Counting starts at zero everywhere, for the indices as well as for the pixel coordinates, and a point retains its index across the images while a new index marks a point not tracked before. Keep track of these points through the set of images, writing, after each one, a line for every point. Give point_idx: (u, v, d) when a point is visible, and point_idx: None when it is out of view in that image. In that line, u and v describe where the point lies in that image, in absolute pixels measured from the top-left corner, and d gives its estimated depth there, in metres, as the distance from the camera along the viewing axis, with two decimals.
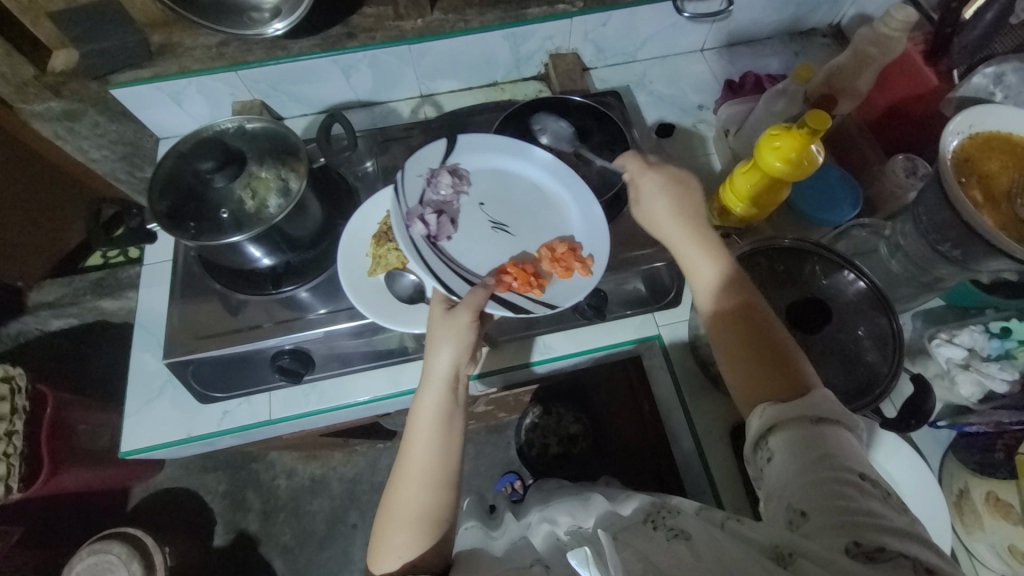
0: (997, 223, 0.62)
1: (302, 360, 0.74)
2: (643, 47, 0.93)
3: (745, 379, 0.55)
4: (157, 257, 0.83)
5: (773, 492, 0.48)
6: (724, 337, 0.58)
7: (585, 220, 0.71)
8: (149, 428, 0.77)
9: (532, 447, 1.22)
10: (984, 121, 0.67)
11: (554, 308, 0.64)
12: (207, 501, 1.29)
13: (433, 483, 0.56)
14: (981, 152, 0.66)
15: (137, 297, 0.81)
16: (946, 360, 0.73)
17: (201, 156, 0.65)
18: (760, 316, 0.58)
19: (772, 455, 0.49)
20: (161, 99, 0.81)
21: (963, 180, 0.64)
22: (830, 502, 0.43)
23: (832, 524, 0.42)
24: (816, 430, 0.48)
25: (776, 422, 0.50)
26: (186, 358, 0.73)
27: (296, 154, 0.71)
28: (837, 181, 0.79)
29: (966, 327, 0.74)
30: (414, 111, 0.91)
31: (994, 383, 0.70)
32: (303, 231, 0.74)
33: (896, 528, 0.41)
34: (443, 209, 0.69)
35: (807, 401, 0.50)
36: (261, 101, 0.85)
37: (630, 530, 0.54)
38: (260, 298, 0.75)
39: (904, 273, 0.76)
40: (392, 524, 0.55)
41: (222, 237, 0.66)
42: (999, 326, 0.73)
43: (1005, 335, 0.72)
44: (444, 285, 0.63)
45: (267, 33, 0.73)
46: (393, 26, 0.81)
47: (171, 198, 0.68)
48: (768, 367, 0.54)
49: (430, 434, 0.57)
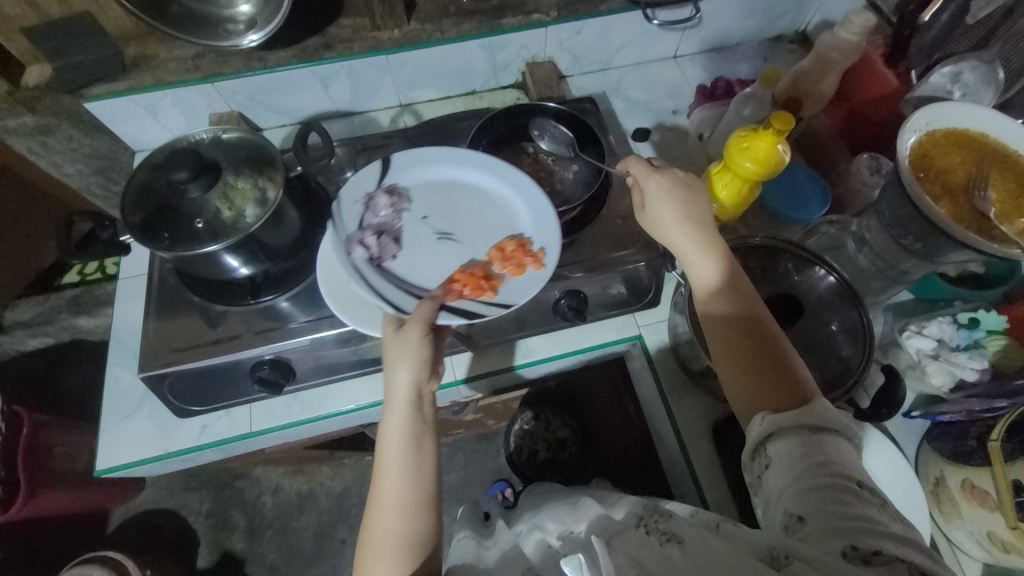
0: (953, 217, 0.60)
1: (284, 370, 0.69)
2: (619, 54, 0.93)
3: (749, 395, 0.53)
4: (132, 271, 0.80)
5: (772, 498, 0.46)
6: (721, 348, 0.56)
7: (535, 220, 0.69)
8: (125, 445, 0.72)
9: (521, 453, 1.19)
10: (940, 117, 0.65)
11: (509, 306, 0.62)
12: (190, 521, 1.26)
13: (410, 506, 0.52)
14: (938, 148, 0.64)
15: (112, 312, 0.78)
16: (917, 352, 0.70)
17: (173, 165, 0.59)
18: (760, 318, 0.55)
19: (768, 463, 0.47)
20: (136, 112, 0.80)
21: (921, 177, 0.62)
22: (827, 507, 0.42)
23: (830, 528, 0.41)
24: (816, 439, 0.46)
25: (776, 428, 0.48)
26: (162, 372, 0.67)
27: (273, 162, 0.66)
28: (806, 180, 0.79)
29: (934, 318, 0.71)
30: (393, 119, 0.90)
31: (965, 372, 0.67)
32: (285, 239, 0.69)
33: (892, 532, 0.40)
34: (384, 230, 0.68)
35: (807, 409, 0.48)
36: (238, 112, 0.83)
37: (622, 534, 0.52)
38: (239, 309, 0.70)
39: (873, 267, 0.74)
40: (371, 557, 0.51)
41: (198, 247, 0.60)
42: (967, 317, 0.70)
43: (973, 326, 0.70)
44: (392, 305, 0.62)
45: (242, 44, 0.71)
46: (370, 37, 0.80)
47: (143, 211, 0.63)
48: (767, 374, 0.52)
49: (400, 455, 0.54)
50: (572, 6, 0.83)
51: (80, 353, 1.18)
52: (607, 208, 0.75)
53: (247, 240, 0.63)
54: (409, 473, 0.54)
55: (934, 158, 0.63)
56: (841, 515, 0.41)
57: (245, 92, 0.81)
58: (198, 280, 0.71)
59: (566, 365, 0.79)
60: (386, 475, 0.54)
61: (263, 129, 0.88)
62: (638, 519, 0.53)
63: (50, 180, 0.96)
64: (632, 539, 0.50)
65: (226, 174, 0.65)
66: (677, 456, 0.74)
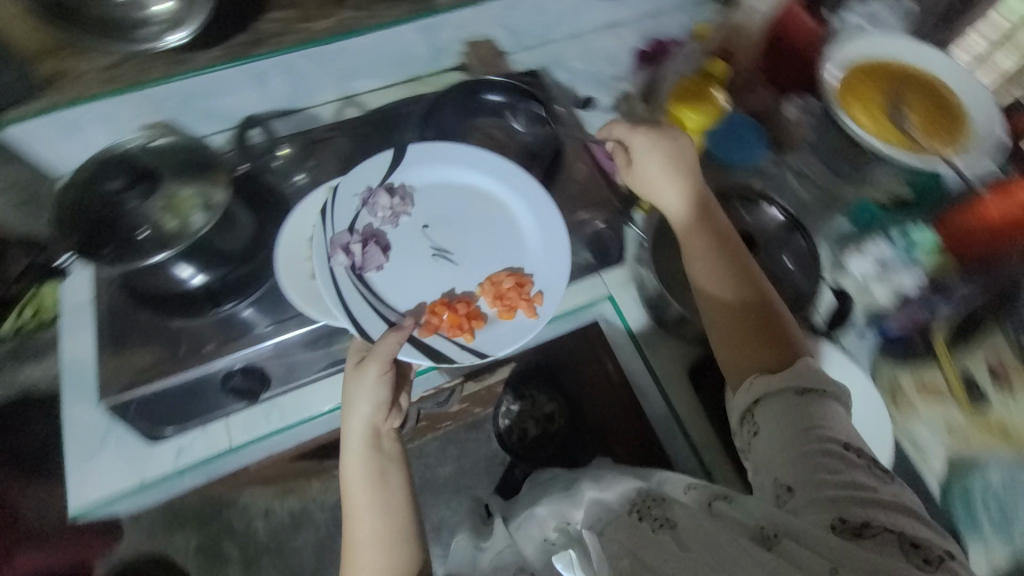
0: (873, 130, 0.76)
1: (257, 378, 0.70)
2: (555, 27, 0.94)
3: (743, 366, 0.61)
4: (76, 302, 0.75)
5: (760, 463, 0.54)
6: (710, 312, 0.64)
7: (545, 241, 0.72)
8: (96, 481, 0.69)
9: (511, 433, 1.21)
10: (855, 54, 0.81)
11: (483, 357, 0.66)
12: (178, 562, 1.21)
13: (388, 539, 0.65)
14: (859, 79, 0.80)
15: (60, 350, 0.74)
16: (862, 272, 0.75)
17: (111, 177, 0.63)
18: (750, 283, 0.64)
19: (757, 429, 0.55)
20: (56, 132, 0.76)
21: (845, 101, 0.78)
22: (816, 478, 0.50)
23: (819, 508, 0.48)
24: (801, 401, 0.54)
25: (761, 395, 0.56)
26: (128, 396, 0.66)
27: (215, 167, 0.64)
28: (744, 125, 0.82)
29: (873, 238, 0.76)
30: (338, 113, 0.87)
31: (904, 282, 0.73)
32: (239, 244, 0.69)
33: (875, 498, 0.48)
34: (374, 237, 0.70)
35: (793, 372, 0.56)
36: (168, 121, 0.80)
37: (618, 519, 0.60)
38: (199, 323, 0.69)
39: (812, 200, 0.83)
40: None
41: (144, 259, 0.58)
42: (901, 234, 0.75)
43: (908, 242, 0.75)
44: (359, 330, 0.65)
45: (163, 45, 0.67)
46: (301, 28, 0.76)
47: (80, 228, 0.60)
48: (755, 344, 0.61)
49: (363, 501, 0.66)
50: None
51: None
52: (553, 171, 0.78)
53: (198, 245, 0.64)
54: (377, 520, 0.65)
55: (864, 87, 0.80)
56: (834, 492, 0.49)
57: (179, 97, 0.78)
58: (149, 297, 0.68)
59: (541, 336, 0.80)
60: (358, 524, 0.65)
61: (202, 137, 0.85)
62: (631, 504, 0.61)
63: None
64: (627, 528, 0.58)
65: (165, 181, 0.63)
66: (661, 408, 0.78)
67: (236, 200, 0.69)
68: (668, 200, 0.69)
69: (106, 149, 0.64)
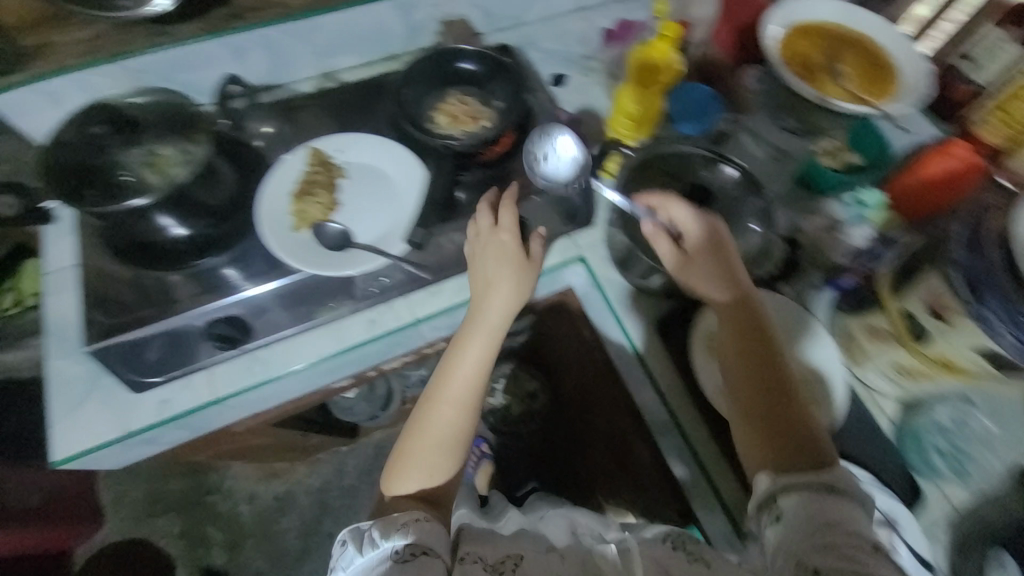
0: None
1: (239, 326, 0.64)
2: (528, 9, 0.98)
3: (764, 459, 0.59)
4: (142, 376, 0.64)
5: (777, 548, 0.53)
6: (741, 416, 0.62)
7: None
8: (87, 429, 0.64)
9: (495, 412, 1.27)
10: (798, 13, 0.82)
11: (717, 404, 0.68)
12: (286, 522, 1.37)
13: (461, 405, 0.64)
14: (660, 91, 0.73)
15: (67, 364, 0.68)
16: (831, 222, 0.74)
17: (187, 222, 0.61)
18: (785, 409, 0.61)
19: (780, 517, 0.54)
20: (82, 395, 0.66)
21: None
22: (787, 440, 0.59)
23: (807, 504, 0.54)
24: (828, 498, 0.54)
25: (789, 485, 0.55)
26: (110, 344, 0.61)
27: (198, 124, 0.61)
28: (703, 95, 0.78)
29: (829, 201, 0.76)
30: (316, 89, 0.89)
31: (858, 237, 0.72)
32: (221, 201, 0.63)
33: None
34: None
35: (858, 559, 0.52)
36: (115, 368, 0.63)
37: (651, 542, 0.64)
38: (151, 391, 0.65)
39: (769, 159, 0.77)
40: (423, 439, 0.64)
41: (123, 206, 0.54)
42: (854, 198, 0.74)
43: (860, 204, 0.74)
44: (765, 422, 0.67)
45: (151, 11, 0.68)
46: (279, 4, 0.78)
47: (64, 181, 0.56)
48: (788, 443, 0.59)
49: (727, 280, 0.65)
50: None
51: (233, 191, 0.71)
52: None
53: (179, 196, 0.58)
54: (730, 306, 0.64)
55: (631, 65, 0.74)
56: (801, 434, 0.59)
57: (275, 40, 0.82)
58: (140, 245, 0.63)
59: None
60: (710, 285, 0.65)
61: (291, 82, 0.88)
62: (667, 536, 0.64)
63: None
64: None
65: (151, 140, 0.59)
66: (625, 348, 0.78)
67: (219, 154, 0.64)
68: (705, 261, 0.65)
69: (196, 136, 0.60)
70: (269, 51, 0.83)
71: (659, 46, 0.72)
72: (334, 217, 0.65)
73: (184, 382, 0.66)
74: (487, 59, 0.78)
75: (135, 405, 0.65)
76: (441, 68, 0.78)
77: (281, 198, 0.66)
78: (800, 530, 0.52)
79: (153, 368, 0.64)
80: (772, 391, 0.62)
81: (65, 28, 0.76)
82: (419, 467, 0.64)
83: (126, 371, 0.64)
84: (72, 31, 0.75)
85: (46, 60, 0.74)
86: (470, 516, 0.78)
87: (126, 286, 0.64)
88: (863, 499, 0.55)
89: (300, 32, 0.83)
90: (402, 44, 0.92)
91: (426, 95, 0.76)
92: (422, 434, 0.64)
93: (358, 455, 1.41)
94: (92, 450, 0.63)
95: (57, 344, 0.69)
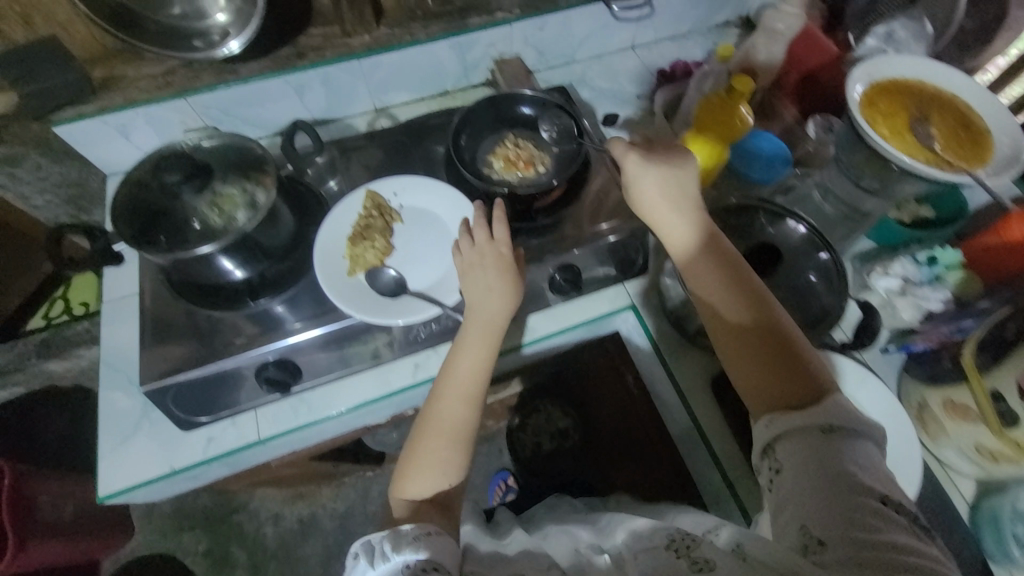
0: None
1: (291, 369, 0.63)
2: (581, 47, 0.98)
3: (761, 403, 0.53)
4: (191, 413, 0.64)
5: (782, 508, 0.46)
6: (731, 359, 0.55)
7: None
8: (132, 464, 0.64)
9: (525, 447, 1.20)
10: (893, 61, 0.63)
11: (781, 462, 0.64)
12: (305, 548, 1.31)
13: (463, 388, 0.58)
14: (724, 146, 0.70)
15: (119, 395, 0.68)
16: (885, 292, 0.72)
17: (246, 260, 0.62)
18: (779, 347, 0.53)
19: (779, 470, 0.48)
20: (131, 427, 0.66)
21: None
22: (783, 381, 0.52)
23: (807, 453, 0.47)
24: (825, 441, 0.46)
25: (786, 431, 0.49)
26: (163, 385, 0.60)
27: (263, 166, 0.62)
28: (769, 143, 0.76)
29: (897, 258, 0.74)
30: (370, 124, 0.91)
31: (931, 304, 0.70)
32: (279, 242, 0.64)
33: (910, 560, 0.40)
34: None
35: (819, 410, 0.48)
36: (163, 407, 0.63)
37: (650, 552, 0.50)
38: (200, 428, 0.65)
39: (837, 214, 0.72)
40: (426, 431, 0.57)
41: (190, 250, 0.55)
42: (926, 255, 0.73)
43: (932, 262, 0.73)
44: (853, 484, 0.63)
45: (219, 55, 0.70)
46: (341, 44, 0.82)
47: (135, 222, 0.57)
48: (780, 376, 0.52)
49: (691, 225, 0.60)
50: (381, 39, 0.83)
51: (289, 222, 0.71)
52: (385, 23, 0.84)
53: (243, 239, 0.59)
54: (699, 250, 0.59)
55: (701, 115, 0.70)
56: (795, 373, 0.52)
57: (335, 81, 0.84)
58: (203, 288, 0.64)
59: (565, 343, 0.78)
60: (675, 234, 0.60)
61: (346, 118, 0.91)
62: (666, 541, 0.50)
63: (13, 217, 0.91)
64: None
65: (214, 181, 0.60)
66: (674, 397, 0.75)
67: (280, 197, 0.64)
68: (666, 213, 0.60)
69: (262, 177, 0.62)
70: (327, 87, 0.84)
71: (733, 101, 0.68)
72: (390, 262, 0.65)
73: (232, 418, 0.66)
74: (545, 104, 0.78)
75: (180, 440, 0.65)
76: (500, 111, 0.78)
77: (337, 241, 0.66)
78: (801, 486, 0.45)
79: (203, 407, 0.64)
80: (755, 331, 0.55)
81: (136, 63, 0.78)
82: (425, 465, 0.56)
83: (174, 409, 0.64)
84: (146, 67, 0.78)
85: (118, 93, 0.76)
86: (473, 532, 0.66)
87: (180, 320, 0.64)
88: (871, 431, 0.48)
89: (360, 71, 0.84)
90: (454, 83, 0.94)
91: (483, 142, 0.77)
92: (428, 424, 0.58)
93: (383, 481, 1.37)
94: (137, 486, 0.63)
95: (109, 374, 0.69)
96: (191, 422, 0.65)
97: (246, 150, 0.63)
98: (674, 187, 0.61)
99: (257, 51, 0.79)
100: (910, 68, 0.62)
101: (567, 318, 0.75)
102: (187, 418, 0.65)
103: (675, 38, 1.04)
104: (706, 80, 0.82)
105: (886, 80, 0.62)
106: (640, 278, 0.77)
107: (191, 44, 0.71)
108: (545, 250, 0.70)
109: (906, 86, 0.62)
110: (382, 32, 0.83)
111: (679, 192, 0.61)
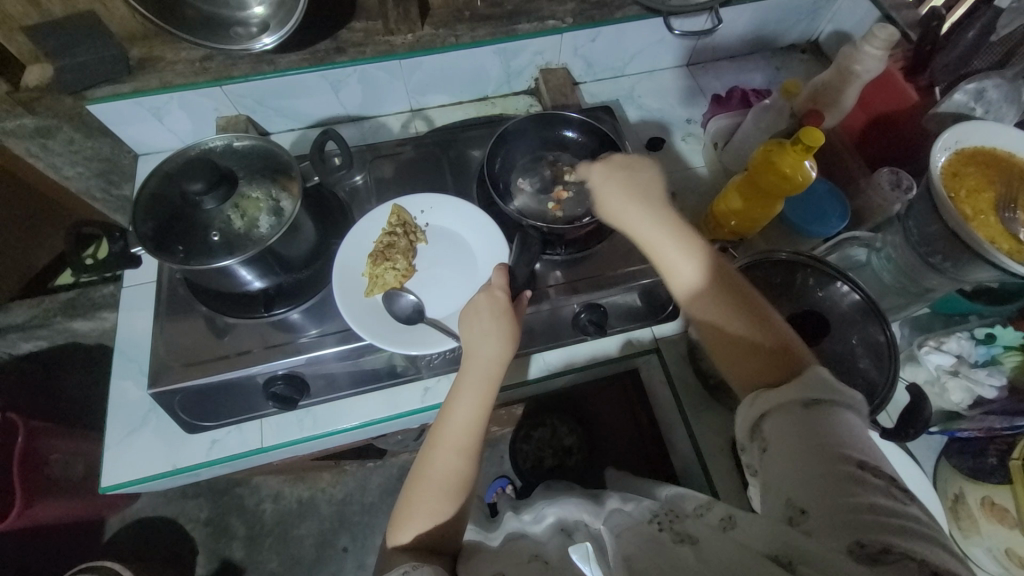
0: None
1: (299, 386, 0.62)
2: (632, 62, 0.92)
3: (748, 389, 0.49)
4: (197, 416, 0.64)
5: (768, 484, 0.42)
6: (717, 352, 0.52)
7: None
8: (134, 459, 0.64)
9: (525, 460, 1.07)
10: (976, 134, 0.60)
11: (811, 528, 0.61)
12: (300, 531, 1.28)
13: (472, 420, 0.54)
14: (773, 199, 0.64)
15: (127, 382, 0.68)
16: (935, 367, 0.68)
17: (264, 266, 0.60)
18: (758, 326, 0.50)
19: (766, 447, 0.43)
20: (138, 419, 0.66)
21: None
22: (764, 367, 0.48)
23: (788, 426, 0.42)
24: (810, 416, 0.42)
25: (766, 410, 0.44)
26: (172, 389, 0.59)
27: (290, 171, 0.60)
28: (824, 194, 0.73)
29: (952, 333, 0.69)
30: (404, 125, 0.89)
31: (985, 389, 0.64)
32: (301, 252, 0.63)
33: (901, 527, 0.35)
34: None
35: (800, 384, 0.44)
36: (166, 406, 0.62)
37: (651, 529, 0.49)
38: (205, 430, 0.65)
39: (894, 283, 0.69)
40: (426, 456, 0.54)
41: (209, 262, 0.54)
42: (984, 332, 0.68)
43: (989, 341, 0.67)
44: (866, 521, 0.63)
45: (255, 48, 0.68)
46: (383, 41, 0.78)
47: (154, 223, 0.56)
48: (759, 358, 0.48)
49: (659, 215, 0.57)
50: (424, 38, 0.78)
51: (324, 221, 0.68)
52: (430, 22, 0.79)
53: (264, 252, 0.58)
54: (674, 241, 0.55)
55: (757, 164, 0.63)
56: (769, 354, 0.48)
57: (372, 80, 0.81)
58: (222, 295, 0.64)
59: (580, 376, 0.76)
60: (643, 227, 0.57)
61: (380, 117, 0.88)
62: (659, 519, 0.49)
63: (46, 180, 0.90)
64: None
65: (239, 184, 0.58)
66: (691, 450, 0.72)
67: (304, 208, 0.62)
68: (630, 218, 0.58)
69: (285, 182, 0.59)
70: (364, 85, 0.81)
71: (794, 155, 0.59)
72: (409, 286, 0.63)
73: (238, 423, 0.65)
74: (587, 129, 0.75)
75: (186, 438, 0.65)
76: (540, 132, 0.76)
77: (358, 257, 0.64)
78: (788, 463, 0.41)
79: (209, 410, 0.64)
80: (737, 315, 0.51)
81: (174, 45, 0.76)
82: (421, 497, 0.52)
83: (178, 410, 0.62)
84: (184, 50, 0.76)
85: (153, 75, 0.74)
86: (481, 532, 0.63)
87: (196, 320, 0.63)
88: (855, 400, 0.43)
89: (400, 70, 0.80)
90: (495, 89, 0.90)
91: (518, 163, 0.75)
92: (430, 456, 0.54)
93: (384, 472, 1.35)
94: (136, 480, 0.63)
95: (122, 362, 0.69)
96: (194, 424, 0.64)
97: (273, 155, 0.61)
98: (636, 184, 0.60)
99: (296, 44, 0.76)
100: (1002, 139, 0.60)
101: (583, 356, 0.72)
102: (191, 418, 0.64)
103: (734, 60, 0.97)
104: (764, 115, 0.77)
105: (973, 151, 0.60)
106: (667, 323, 0.73)
107: (232, 33, 0.70)
108: (568, 286, 0.67)
109: (996, 158, 0.60)
110: (425, 33, 0.78)
111: (643, 188, 0.60)
